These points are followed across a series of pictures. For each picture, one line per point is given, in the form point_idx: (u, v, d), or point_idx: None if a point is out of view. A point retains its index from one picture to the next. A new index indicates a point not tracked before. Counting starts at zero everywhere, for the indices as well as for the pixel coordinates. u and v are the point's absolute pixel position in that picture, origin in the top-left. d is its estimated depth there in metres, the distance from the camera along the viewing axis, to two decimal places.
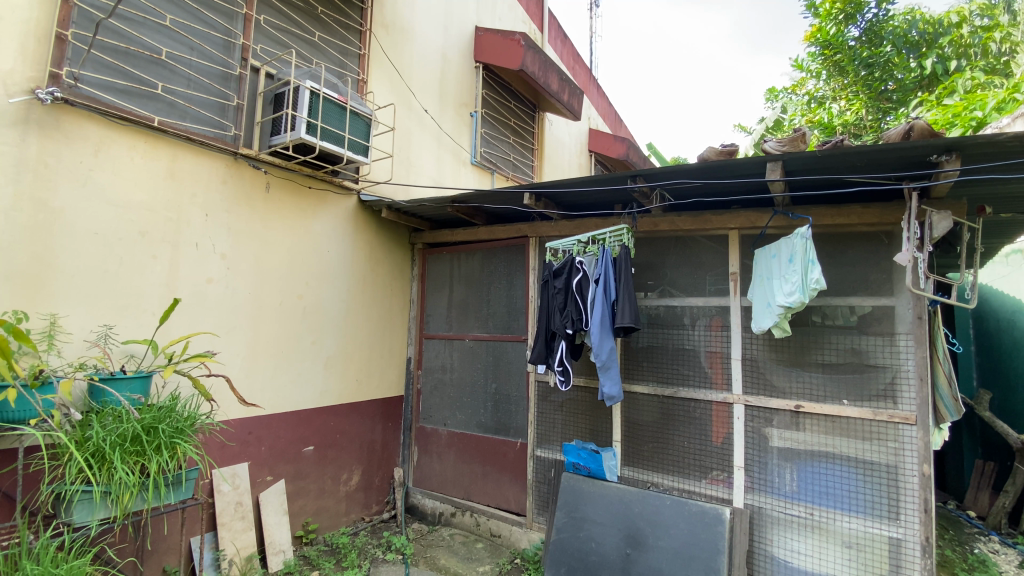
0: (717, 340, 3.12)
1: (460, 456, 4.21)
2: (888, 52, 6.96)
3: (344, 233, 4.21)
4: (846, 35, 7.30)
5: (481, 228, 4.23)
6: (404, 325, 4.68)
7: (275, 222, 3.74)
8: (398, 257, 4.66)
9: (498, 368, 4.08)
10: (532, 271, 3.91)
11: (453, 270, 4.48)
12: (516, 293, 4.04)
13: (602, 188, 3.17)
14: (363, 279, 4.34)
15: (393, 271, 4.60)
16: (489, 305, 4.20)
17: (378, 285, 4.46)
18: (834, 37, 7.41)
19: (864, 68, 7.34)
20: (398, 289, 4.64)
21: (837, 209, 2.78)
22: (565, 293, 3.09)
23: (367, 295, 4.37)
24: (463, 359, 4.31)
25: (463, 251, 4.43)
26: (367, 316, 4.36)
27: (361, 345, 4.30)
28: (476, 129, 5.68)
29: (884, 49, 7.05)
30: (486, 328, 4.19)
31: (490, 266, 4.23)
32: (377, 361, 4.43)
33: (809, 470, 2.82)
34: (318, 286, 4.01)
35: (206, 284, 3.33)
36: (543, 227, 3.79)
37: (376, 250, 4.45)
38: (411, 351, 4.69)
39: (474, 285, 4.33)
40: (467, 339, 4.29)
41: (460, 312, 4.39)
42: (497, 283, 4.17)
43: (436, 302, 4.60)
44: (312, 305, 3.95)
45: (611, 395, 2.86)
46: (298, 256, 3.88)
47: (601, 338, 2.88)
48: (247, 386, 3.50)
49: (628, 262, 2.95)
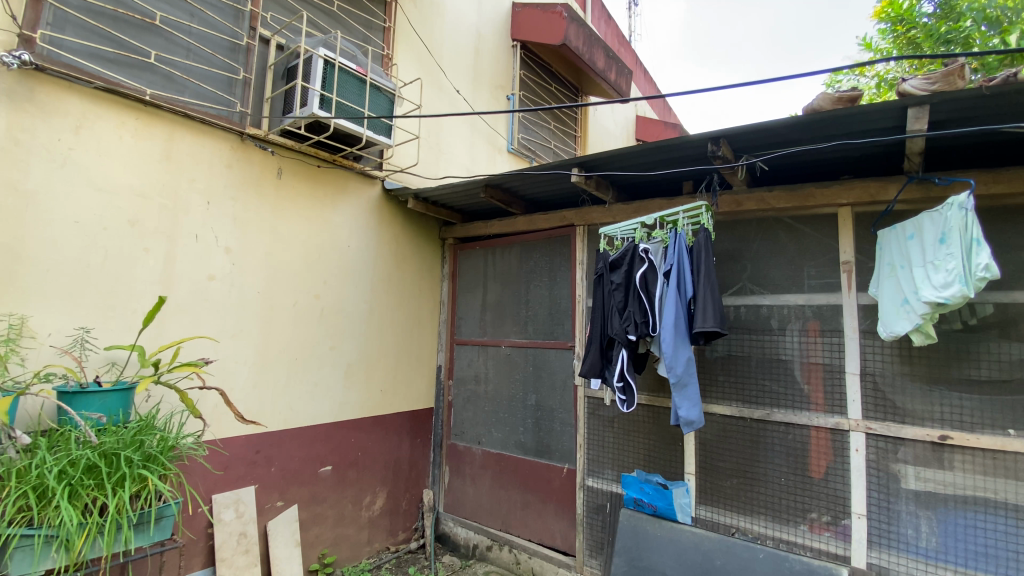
0: (822, 348, 2.46)
1: (497, 481, 3.66)
2: (968, 27, 5.50)
3: (367, 226, 3.73)
4: (919, 9, 6.08)
5: (519, 218, 3.67)
6: (434, 329, 4.18)
7: (288, 212, 3.30)
8: (427, 254, 4.16)
9: (540, 379, 3.50)
10: (581, 265, 3.30)
11: (487, 267, 3.93)
12: (560, 291, 3.44)
13: (673, 159, 2.57)
14: (389, 278, 3.86)
15: (422, 269, 4.11)
16: (529, 306, 3.62)
17: (405, 285, 3.97)
18: (905, 11, 6.21)
19: (943, 47, 5.87)
20: (427, 289, 4.14)
21: (995, 174, 2.11)
22: (626, 290, 2.49)
23: (393, 296, 3.88)
24: (499, 368, 3.74)
25: (499, 245, 3.86)
26: (393, 320, 3.87)
27: (386, 353, 3.81)
28: (513, 113, 5.16)
29: (965, 22, 5.59)
30: (526, 333, 3.61)
31: (530, 261, 3.64)
32: (404, 370, 3.93)
33: (957, 523, 2.12)
34: (338, 285, 3.54)
35: (207, 282, 2.90)
36: (594, 213, 3.21)
37: (402, 244, 3.96)
38: (441, 358, 4.19)
39: (510, 283, 3.76)
40: (504, 346, 3.72)
41: (495, 315, 3.82)
42: (538, 280, 3.58)
43: (469, 303, 4.05)
44: (331, 307, 3.49)
45: (689, 419, 2.24)
46: (315, 252, 3.43)
47: (675, 346, 2.27)
48: (255, 399, 3.05)
49: (710, 249, 2.33)
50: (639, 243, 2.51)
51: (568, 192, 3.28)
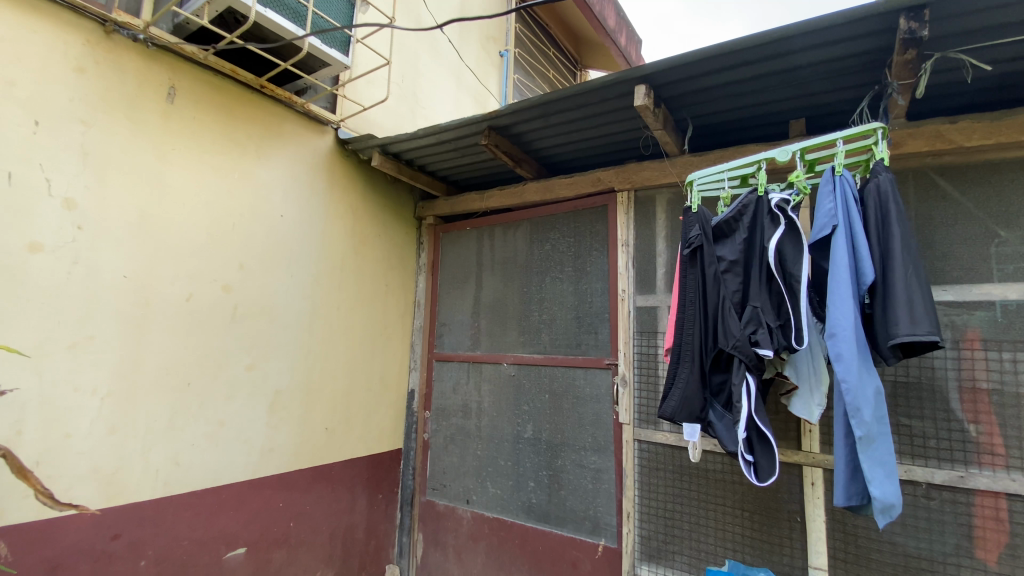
0: (1013, 370, 1.59)
1: (493, 559, 2.55)
2: None
3: (312, 192, 2.61)
4: None
5: (530, 184, 2.61)
6: (406, 343, 3.06)
7: (186, 157, 2.14)
8: (398, 239, 3.04)
9: (560, 413, 2.42)
10: (626, 249, 2.26)
11: (481, 255, 2.84)
12: (593, 287, 2.38)
13: (814, 62, 1.58)
14: (341, 268, 2.72)
15: (391, 261, 3.00)
16: (542, 307, 2.54)
17: (367, 280, 2.85)
18: None
19: None
20: (396, 287, 3.02)
21: None
22: (744, 272, 1.49)
23: (350, 297, 2.75)
24: (501, 394, 2.65)
25: (498, 223, 2.78)
26: (347, 328, 2.73)
27: (333, 374, 2.66)
28: (507, 74, 4.18)
29: None
30: (539, 347, 2.53)
31: (545, 245, 2.57)
32: (359, 399, 2.78)
33: None
34: (268, 276, 2.40)
35: (26, 255, 1.70)
36: (648, 171, 2.21)
37: (361, 223, 2.84)
38: (414, 383, 3.06)
39: (513, 277, 2.69)
40: (506, 365, 2.64)
41: (493, 319, 2.74)
42: (556, 271, 2.52)
43: (453, 304, 2.96)
44: (256, 308, 2.34)
45: (889, 503, 1.24)
46: (233, 224, 2.28)
47: (860, 370, 1.28)
48: (110, 448, 1.86)
49: (900, 200, 1.36)
50: (766, 191, 1.50)
51: (610, 139, 2.24)
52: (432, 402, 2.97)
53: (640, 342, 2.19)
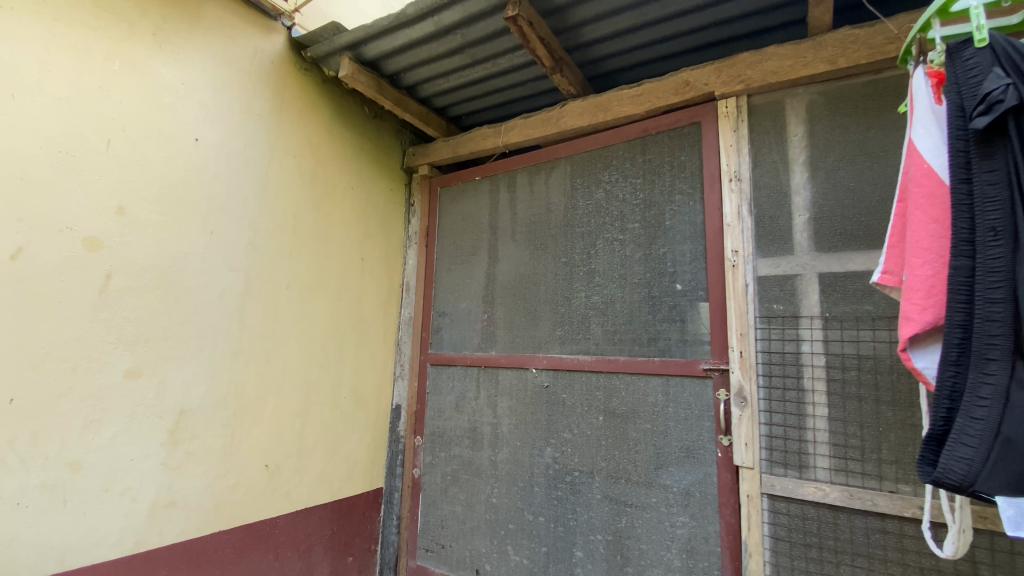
0: None
1: None
2: None
3: (249, 113, 1.74)
4: None
5: (571, 103, 1.75)
6: (390, 343, 2.18)
7: (24, 22, 1.26)
8: (378, 195, 2.16)
9: (624, 446, 1.54)
10: (736, 186, 1.42)
11: (494, 212, 1.96)
12: (677, 249, 1.51)
13: None
14: (293, 229, 1.83)
15: (369, 225, 2.11)
16: (591, 284, 1.66)
17: (333, 249, 1.96)
18: None
19: None
20: (375, 264, 2.13)
21: None
22: None
23: (307, 272, 1.87)
24: (527, 417, 1.75)
25: (520, 165, 1.89)
26: (300, 317, 1.84)
27: (275, 386, 1.77)
28: None
29: None
30: (587, 345, 1.65)
31: (595, 191, 1.69)
32: (316, 423, 1.89)
33: None
34: (171, 229, 1.52)
35: None
36: (776, 62, 1.40)
37: (322, 166, 1.95)
38: (400, 398, 2.17)
39: (542, 240, 1.80)
40: (536, 371, 1.75)
41: (512, 304, 1.86)
42: (612, 227, 1.64)
43: (455, 285, 2.06)
44: (149, 280, 1.46)
45: None
46: (111, 142, 1.41)
47: None
48: None
49: None
50: None
51: (714, 12, 1.41)
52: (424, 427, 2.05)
53: (766, 336, 1.34)
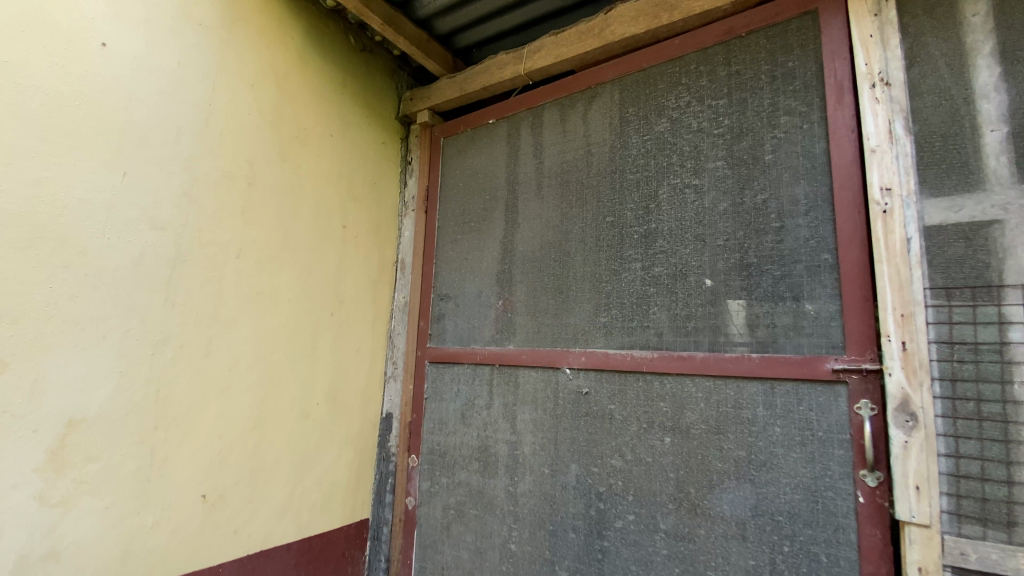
0: None
1: None
2: None
3: (187, 17, 1.27)
4: None
5: (618, 6, 1.29)
6: (380, 336, 1.71)
7: None
8: (365, 148, 1.71)
9: (705, 481, 1.05)
10: (882, 93, 0.95)
11: (513, 160, 1.47)
12: (785, 193, 1.03)
13: None
14: (245, 179, 1.37)
15: (353, 184, 1.65)
16: (651, 251, 1.18)
17: (304, 210, 1.50)
18: None
19: None
20: (362, 234, 1.67)
21: None
22: None
23: (267, 237, 1.41)
24: (560, 435, 1.26)
25: (550, 98, 1.42)
26: (256, 297, 1.38)
27: (220, 388, 1.28)
28: None
29: None
30: (645, 336, 1.16)
31: (656, 123, 1.22)
32: (278, 438, 1.40)
33: None
34: (60, 162, 1.04)
35: None
36: None
37: (289, 100, 1.49)
38: (391, 404, 1.69)
39: (578, 192, 1.32)
40: (569, 372, 1.26)
41: (536, 281, 1.37)
42: (680, 169, 1.16)
43: (462, 257, 1.57)
44: (23, 234, 0.98)
45: None
46: None
47: None
48: None
49: None
50: None
51: None
52: (421, 445, 1.52)
53: (944, 318, 0.86)
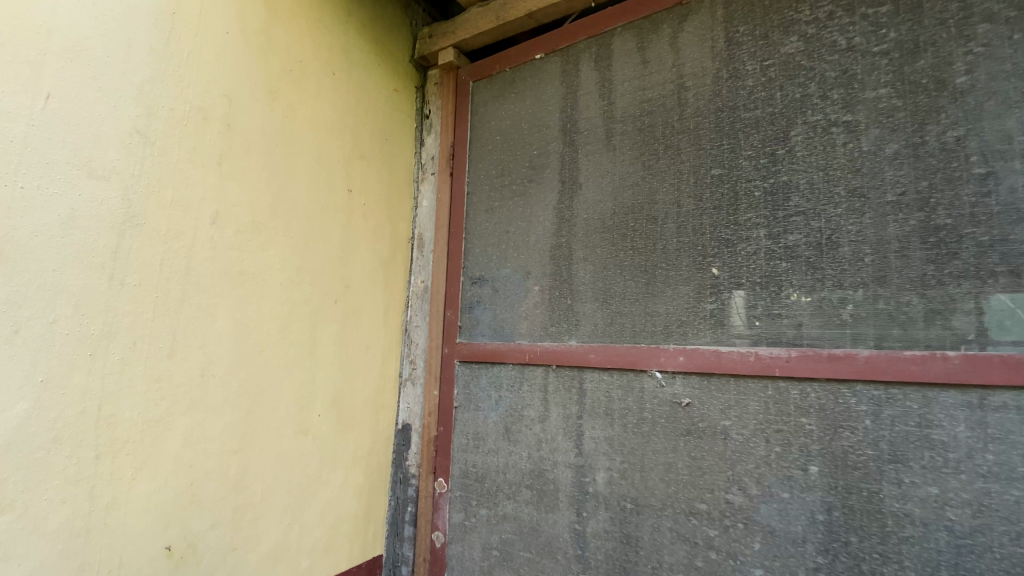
0: None
1: None
2: None
3: None
4: None
5: None
6: (394, 330, 1.37)
7: None
8: (375, 93, 1.35)
9: (875, 529, 0.77)
10: None
11: (571, 102, 1.15)
12: (991, 127, 0.76)
13: None
14: (222, 120, 1.02)
15: (360, 137, 1.30)
16: (783, 212, 0.87)
17: (300, 166, 1.15)
18: None
19: None
20: (373, 201, 1.32)
21: None
22: None
23: (252, 198, 1.06)
24: (647, 460, 0.95)
25: (622, 20, 1.09)
26: (238, 276, 1.02)
27: (190, 400, 0.94)
28: None
29: None
30: (775, 328, 0.86)
31: (781, 44, 0.92)
32: (268, 463, 1.07)
33: None
34: None
35: None
36: None
37: (281, 22, 1.14)
38: (408, 413, 1.36)
39: (668, 139, 1.00)
40: (659, 377, 0.95)
41: (607, 255, 1.04)
42: (822, 101, 0.87)
43: (500, 229, 1.23)
44: None
45: None
46: None
47: None
48: None
49: None
50: None
51: None
52: (451, 466, 1.20)
53: None
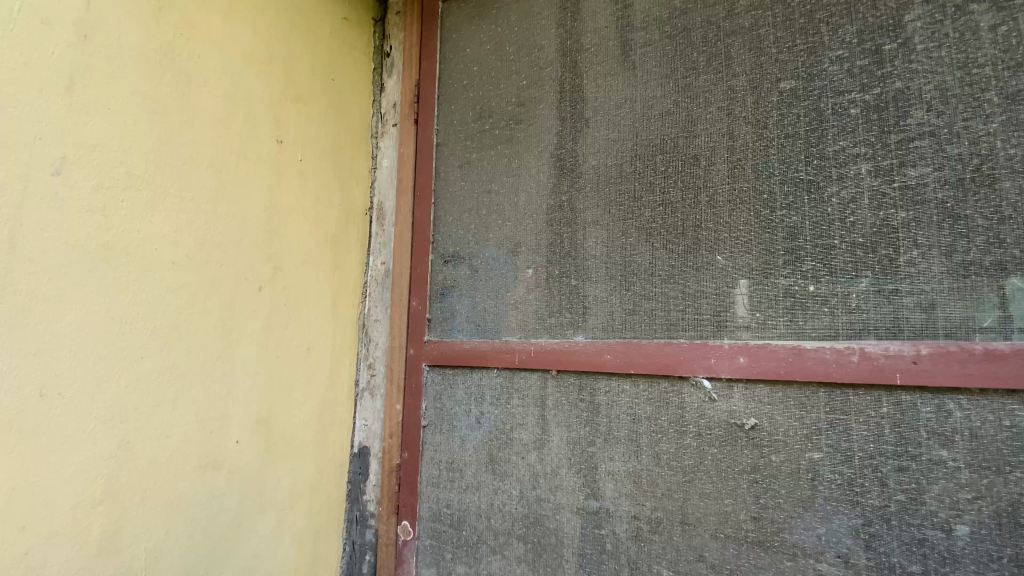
0: None
1: None
2: None
3: None
4: None
5: None
6: (346, 327, 1.06)
7: None
8: (317, 18, 1.03)
9: None
10: None
11: (571, 11, 0.84)
12: None
13: None
14: (74, 26, 0.67)
15: (297, 72, 0.99)
16: (899, 136, 0.58)
17: (208, 99, 0.83)
18: None
19: None
20: (313, 158, 1.01)
21: None
22: None
23: (130, 134, 0.72)
24: (692, 509, 0.65)
25: None
26: (107, 245, 0.69)
27: (18, 457, 0.60)
28: None
29: None
30: (891, 311, 0.57)
31: None
32: (160, 520, 0.73)
33: None
34: None
35: None
36: None
37: None
38: (366, 433, 1.05)
39: (714, 46, 0.70)
40: (707, 387, 0.65)
41: (627, 215, 0.74)
42: None
43: (479, 189, 0.92)
44: None
45: None
46: None
47: None
48: None
49: None
50: None
51: None
52: (418, 507, 0.90)
53: None
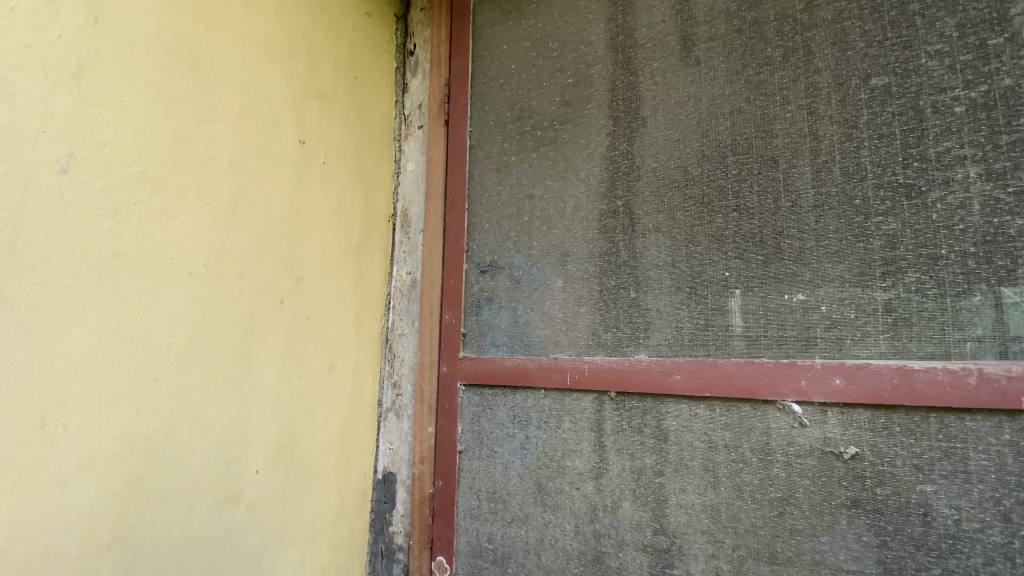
0: None
1: None
2: None
3: None
4: None
5: None
6: (369, 342, 0.98)
7: None
8: (340, 12, 0.96)
9: None
10: None
11: (623, 5, 0.79)
12: None
13: None
14: (85, 8, 0.60)
15: (319, 68, 0.92)
16: (1012, 137, 0.53)
17: (229, 94, 0.76)
18: None
19: None
20: (336, 161, 0.94)
21: None
22: None
23: (146, 129, 0.65)
24: (782, 548, 0.58)
25: None
26: (119, 253, 0.61)
27: (17, 502, 0.51)
28: None
29: None
30: (1010, 329, 0.52)
31: None
32: (175, 565, 0.65)
33: None
34: None
35: None
36: None
37: None
38: (391, 458, 0.97)
39: (791, 40, 0.65)
40: (796, 411, 0.59)
41: (696, 222, 0.68)
42: None
43: (519, 194, 0.86)
44: None
45: None
46: None
47: None
48: None
49: None
50: None
51: None
52: (456, 540, 0.82)
53: None
